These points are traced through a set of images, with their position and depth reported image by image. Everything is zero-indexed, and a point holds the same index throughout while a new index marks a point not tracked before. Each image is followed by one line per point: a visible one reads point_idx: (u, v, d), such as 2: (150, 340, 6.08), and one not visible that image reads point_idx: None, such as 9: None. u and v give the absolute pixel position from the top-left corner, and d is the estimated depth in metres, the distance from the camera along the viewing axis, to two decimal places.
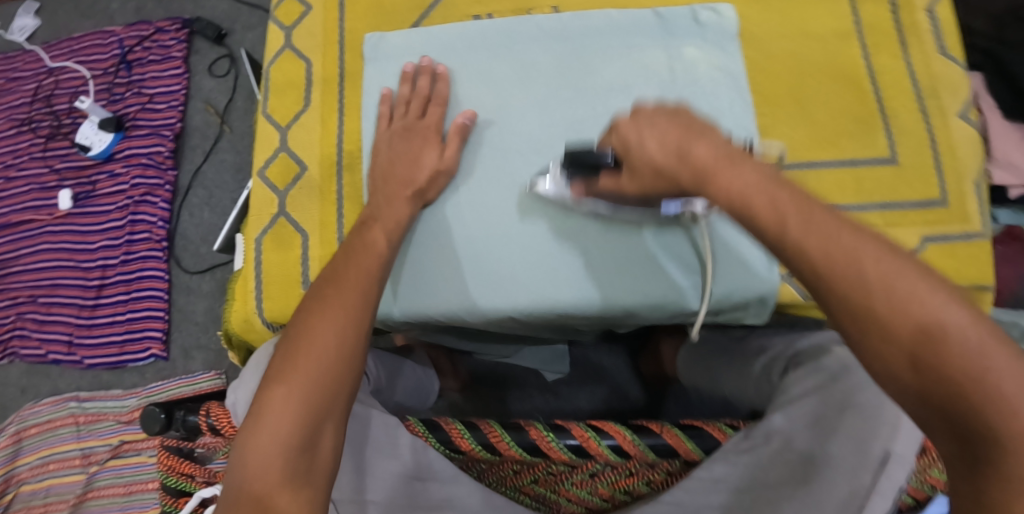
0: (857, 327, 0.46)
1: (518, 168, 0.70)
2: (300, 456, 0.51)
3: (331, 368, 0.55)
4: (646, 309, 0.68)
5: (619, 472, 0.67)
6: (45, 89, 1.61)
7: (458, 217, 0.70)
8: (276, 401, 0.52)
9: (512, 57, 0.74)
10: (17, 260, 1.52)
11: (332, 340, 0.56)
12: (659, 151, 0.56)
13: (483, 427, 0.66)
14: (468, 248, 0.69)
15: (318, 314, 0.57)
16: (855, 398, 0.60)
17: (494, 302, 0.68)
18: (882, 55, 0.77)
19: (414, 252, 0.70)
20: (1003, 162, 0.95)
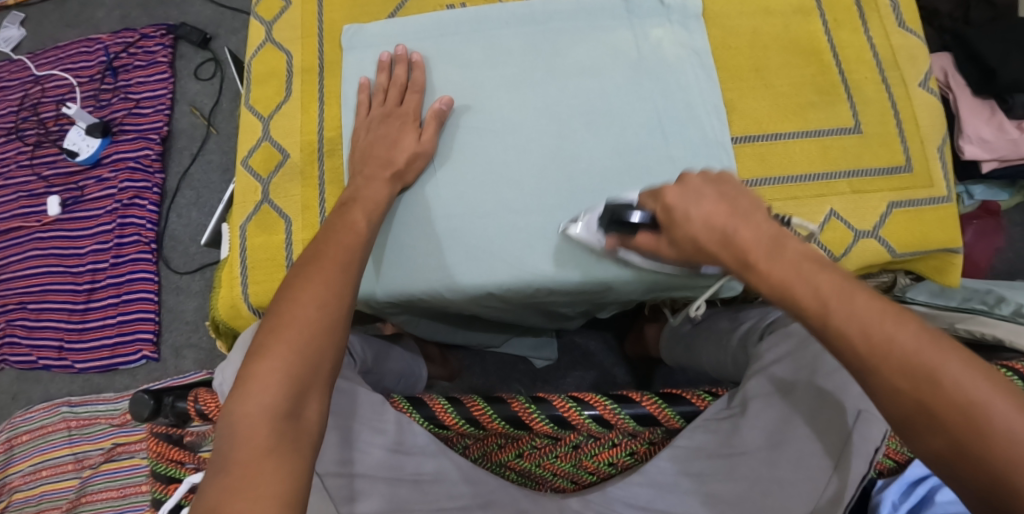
0: (889, 395, 0.46)
1: (494, 149, 0.72)
2: (285, 425, 0.51)
3: (314, 340, 0.56)
4: (623, 282, 0.69)
5: (602, 443, 0.67)
6: (32, 98, 1.62)
7: (437, 196, 0.71)
8: (260, 373, 0.53)
9: (486, 42, 0.76)
10: (6, 268, 1.52)
11: (312, 313, 0.57)
12: (702, 229, 0.56)
13: (466, 401, 0.68)
14: (447, 226, 0.70)
15: (301, 289, 0.58)
16: (824, 360, 0.62)
17: (472, 278, 0.69)
18: (844, 30, 0.79)
19: (393, 232, 0.71)
20: (974, 138, 0.97)
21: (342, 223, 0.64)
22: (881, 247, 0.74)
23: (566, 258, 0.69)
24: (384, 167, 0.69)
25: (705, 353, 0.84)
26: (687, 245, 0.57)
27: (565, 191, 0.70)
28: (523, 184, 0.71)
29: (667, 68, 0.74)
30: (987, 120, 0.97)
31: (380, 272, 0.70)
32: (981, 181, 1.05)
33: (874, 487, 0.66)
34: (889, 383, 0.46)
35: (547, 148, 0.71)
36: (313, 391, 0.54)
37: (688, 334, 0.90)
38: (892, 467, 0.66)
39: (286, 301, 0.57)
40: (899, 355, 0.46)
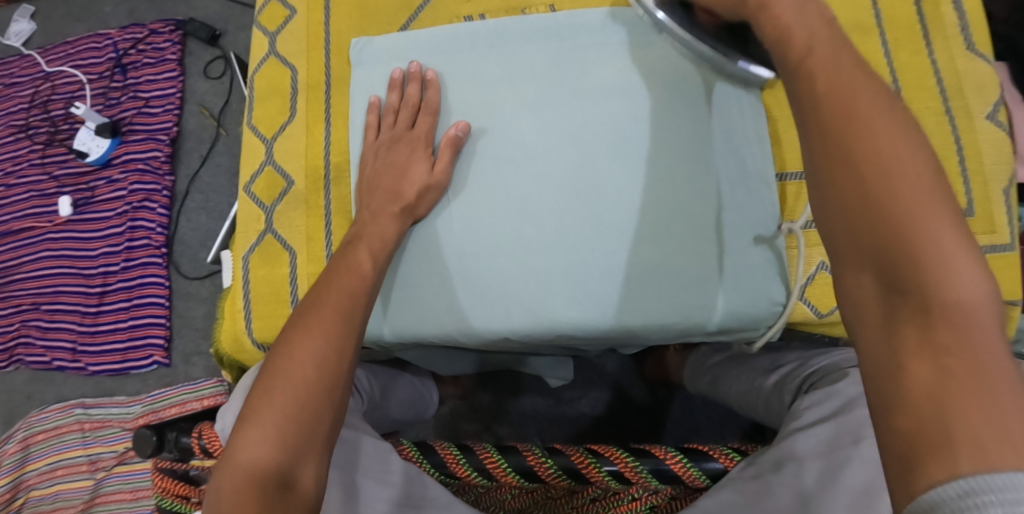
0: (831, 137, 0.49)
1: (511, 180, 0.67)
2: (275, 493, 0.49)
3: (309, 402, 0.54)
4: (648, 329, 0.63)
5: (622, 497, 0.63)
6: (42, 95, 1.60)
7: (450, 232, 0.67)
8: (251, 438, 0.52)
9: (502, 57, 0.71)
10: (19, 267, 1.52)
11: (310, 373, 0.55)
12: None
13: (478, 451, 0.65)
14: (462, 265, 0.67)
15: (296, 347, 0.56)
16: (868, 431, 0.56)
17: (487, 322, 0.65)
18: (904, 51, 0.76)
19: (407, 269, 0.68)
20: None
21: (345, 273, 0.62)
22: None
23: (588, 303, 0.63)
24: (393, 201, 0.66)
25: (733, 394, 0.79)
26: None
27: (587, 226, 0.65)
28: (542, 216, 0.66)
29: (700, 90, 0.68)
30: None
31: (392, 312, 0.68)
32: None
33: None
34: (828, 128, 0.49)
35: (568, 179, 0.66)
36: (305, 458, 0.51)
37: (718, 369, 0.85)
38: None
39: (278, 359, 0.56)
40: (862, 120, 0.48)
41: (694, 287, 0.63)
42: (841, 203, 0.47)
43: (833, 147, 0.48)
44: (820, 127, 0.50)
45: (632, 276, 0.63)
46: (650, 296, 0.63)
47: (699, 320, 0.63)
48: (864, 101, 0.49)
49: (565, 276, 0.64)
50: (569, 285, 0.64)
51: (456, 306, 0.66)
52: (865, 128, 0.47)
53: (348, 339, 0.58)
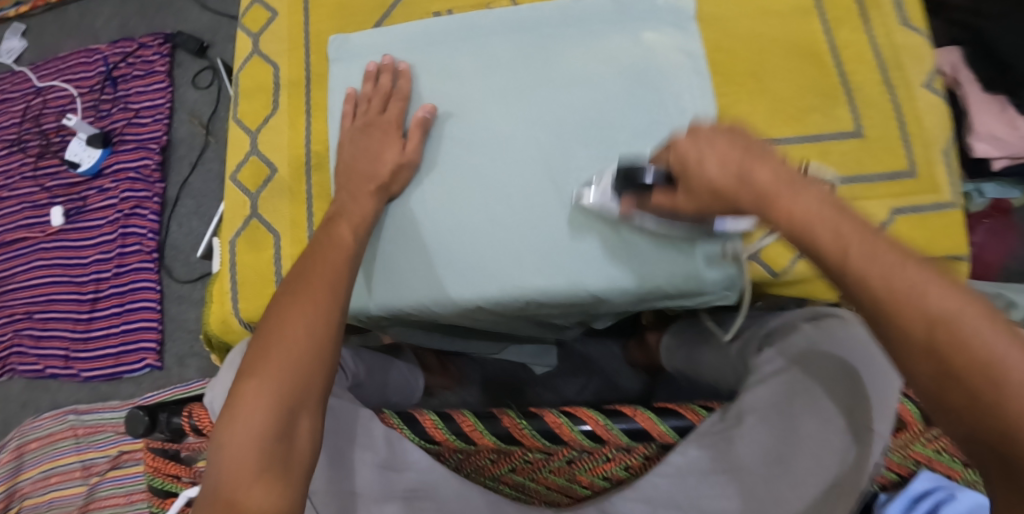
0: (900, 349, 0.48)
1: (484, 161, 0.72)
2: (274, 447, 0.53)
3: (303, 360, 0.57)
4: (611, 293, 0.67)
5: (597, 458, 0.68)
6: (34, 110, 1.64)
7: (425, 210, 0.71)
8: (249, 394, 0.55)
9: (474, 51, 0.75)
10: (12, 278, 1.54)
11: (301, 334, 0.58)
12: (719, 173, 0.56)
13: (457, 417, 0.68)
14: (435, 238, 0.71)
15: (287, 312, 0.60)
16: (829, 376, 0.60)
17: (461, 292, 0.69)
18: (844, 29, 0.78)
19: (384, 246, 0.72)
20: (986, 136, 0.96)
21: (331, 243, 0.66)
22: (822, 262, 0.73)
23: (555, 271, 0.68)
24: (368, 183, 0.70)
25: (706, 368, 0.83)
26: (705, 188, 0.58)
27: (552, 200, 0.69)
28: (511, 193, 0.70)
29: (661, 72, 0.71)
30: (998, 115, 0.95)
31: (373, 289, 0.72)
32: (993, 179, 1.03)
33: (876, 501, 0.69)
34: (907, 344, 0.48)
35: (535, 158, 0.71)
36: (303, 410, 0.55)
37: (690, 343, 0.88)
38: (896, 480, 0.69)
39: (269, 325, 0.59)
40: (948, 331, 0.46)
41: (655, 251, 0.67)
42: (959, 420, 0.46)
43: (916, 373, 0.48)
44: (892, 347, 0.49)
45: (593, 246, 0.68)
46: (617, 260, 0.67)
47: (657, 283, 0.67)
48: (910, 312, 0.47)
49: (537, 246, 0.68)
50: (536, 255, 0.68)
51: (429, 279, 0.70)
52: (943, 346, 0.46)
53: (337, 304, 0.61)
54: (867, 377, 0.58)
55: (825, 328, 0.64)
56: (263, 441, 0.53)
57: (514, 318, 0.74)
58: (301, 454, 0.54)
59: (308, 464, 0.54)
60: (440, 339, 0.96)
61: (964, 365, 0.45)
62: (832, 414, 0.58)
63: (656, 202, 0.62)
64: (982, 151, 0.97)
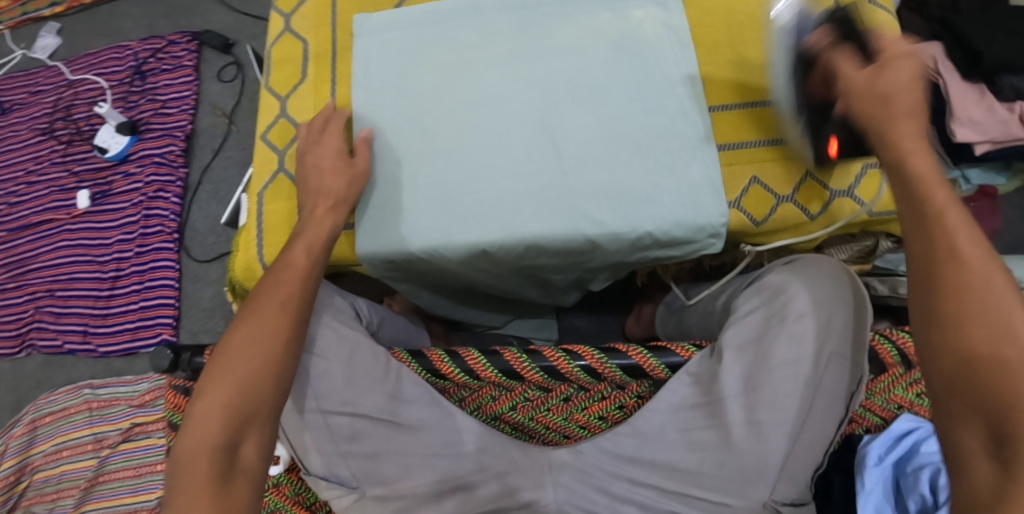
0: (946, 306, 0.56)
1: (487, 121, 0.79)
2: (222, 457, 0.59)
3: (251, 378, 0.63)
4: (607, 239, 0.75)
5: (592, 396, 0.74)
6: (65, 101, 1.73)
7: (431, 164, 0.78)
8: (200, 409, 0.61)
9: (475, 26, 0.83)
10: (37, 257, 1.61)
11: (247, 355, 0.64)
12: (904, 83, 0.65)
13: (463, 354, 0.74)
14: (438, 190, 0.77)
15: (246, 328, 0.66)
16: (792, 306, 0.69)
17: (464, 236, 0.75)
18: (816, 9, 0.86)
19: (386, 198, 0.78)
20: (966, 120, 1.03)
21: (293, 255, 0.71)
22: (798, 210, 0.80)
23: (555, 218, 0.75)
24: (356, 159, 0.78)
25: (694, 326, 0.88)
26: (880, 86, 0.65)
27: (551, 156, 0.77)
28: (511, 148, 0.78)
29: (646, 46, 0.80)
30: (977, 102, 1.04)
31: (376, 236, 0.78)
32: (977, 164, 1.12)
33: (860, 442, 0.75)
34: (946, 300, 0.56)
35: (533, 121, 0.78)
36: (247, 427, 0.61)
37: (682, 306, 0.94)
38: (879, 423, 0.75)
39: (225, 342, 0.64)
40: (988, 306, 0.55)
41: (645, 203, 0.75)
42: (953, 371, 0.55)
43: (942, 318, 0.56)
44: (933, 293, 0.57)
45: (584, 204, 0.75)
46: (617, 210, 0.75)
47: (649, 229, 0.74)
48: (968, 271, 0.56)
49: (531, 206, 0.75)
50: (534, 206, 0.75)
51: (429, 227, 0.76)
52: (978, 301, 0.55)
53: (289, 324, 0.66)
54: (824, 309, 0.68)
55: (795, 271, 0.71)
56: (211, 451, 0.59)
57: (507, 268, 0.81)
58: (245, 466, 0.60)
59: (252, 476, 0.60)
60: (442, 302, 1.02)
61: (990, 330, 0.54)
62: (800, 345, 0.66)
63: (836, 59, 0.70)
64: (964, 135, 1.03)
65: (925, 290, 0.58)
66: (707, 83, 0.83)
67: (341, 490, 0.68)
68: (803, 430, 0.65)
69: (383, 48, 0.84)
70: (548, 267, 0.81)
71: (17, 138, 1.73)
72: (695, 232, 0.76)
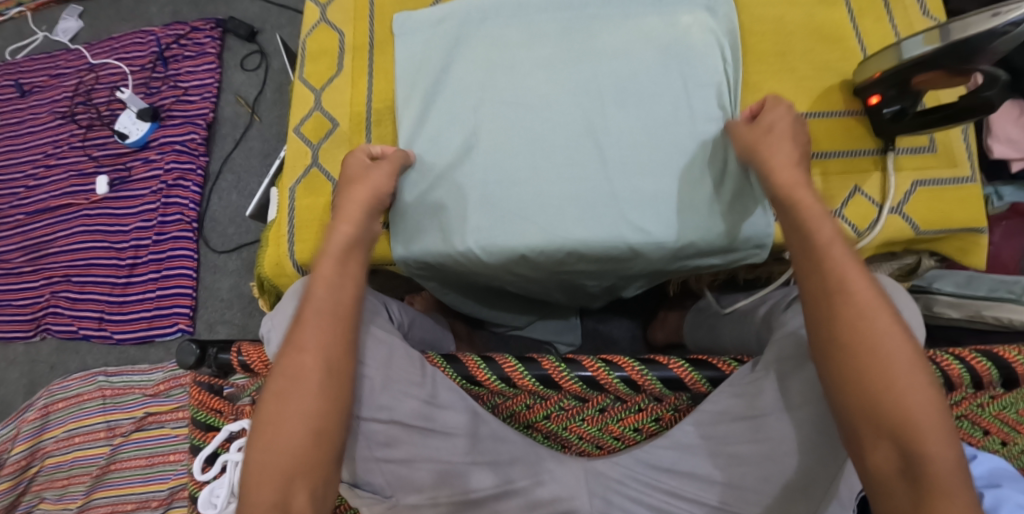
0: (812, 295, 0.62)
1: (530, 123, 0.77)
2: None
3: (297, 432, 0.60)
4: (650, 248, 0.73)
5: (629, 408, 0.71)
6: (86, 85, 1.71)
7: (471, 166, 0.76)
8: (253, 465, 0.60)
9: (520, 23, 0.81)
10: (54, 241, 1.60)
11: (291, 407, 0.61)
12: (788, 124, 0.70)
13: (499, 360, 0.72)
14: (479, 188, 0.76)
15: (284, 378, 0.62)
16: None
17: (502, 242, 0.74)
18: (868, 18, 0.83)
19: (423, 195, 0.78)
20: (1003, 138, 1.04)
21: (325, 292, 0.66)
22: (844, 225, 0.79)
23: (603, 223, 0.73)
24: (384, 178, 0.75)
25: (729, 337, 0.86)
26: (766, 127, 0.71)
27: (596, 162, 0.75)
28: (555, 149, 0.76)
29: (692, 50, 0.78)
30: (1015, 120, 1.03)
31: (416, 237, 0.78)
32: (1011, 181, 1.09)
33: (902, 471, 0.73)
34: (818, 290, 0.61)
35: (577, 122, 0.76)
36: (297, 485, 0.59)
37: (716, 314, 0.92)
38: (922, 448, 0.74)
39: (265, 396, 0.62)
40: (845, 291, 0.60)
41: (685, 215, 0.73)
42: (841, 357, 0.58)
43: (837, 344, 0.58)
44: (826, 318, 0.60)
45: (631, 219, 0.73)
46: (657, 221, 0.73)
47: (692, 239, 0.73)
48: (860, 289, 0.60)
49: (573, 210, 0.73)
50: (575, 208, 0.74)
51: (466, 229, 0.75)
52: (845, 297, 0.60)
53: (336, 370, 0.63)
54: None
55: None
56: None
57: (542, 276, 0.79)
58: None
59: None
60: (465, 303, 1.00)
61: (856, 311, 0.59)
62: None
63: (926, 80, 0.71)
64: (999, 153, 1.04)
65: (825, 308, 0.60)
66: (753, 91, 0.81)
67: (374, 499, 0.68)
68: (841, 458, 0.63)
69: (422, 46, 0.82)
70: (585, 275, 0.79)
71: (37, 121, 1.72)
72: (733, 242, 0.74)
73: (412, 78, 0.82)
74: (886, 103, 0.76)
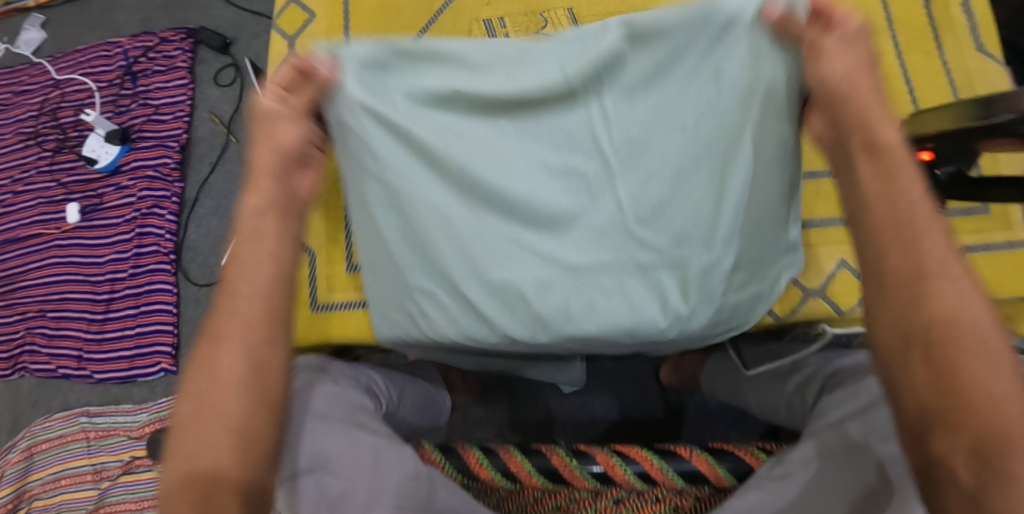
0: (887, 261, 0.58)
1: (531, 200, 0.70)
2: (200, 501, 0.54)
3: (224, 404, 0.57)
4: (657, 336, 0.72)
5: (646, 498, 0.61)
6: (51, 103, 1.60)
7: (462, 243, 0.72)
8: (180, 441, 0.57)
9: (505, 54, 0.69)
10: (26, 274, 1.51)
11: (222, 379, 0.58)
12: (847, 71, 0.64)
13: (502, 454, 0.66)
14: (523, 300, 0.71)
15: (220, 352, 0.59)
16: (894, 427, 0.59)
17: (509, 327, 0.73)
18: (916, 53, 1.02)
19: (455, 305, 0.74)
20: None
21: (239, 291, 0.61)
22: None
23: (667, 310, 0.71)
24: (291, 131, 0.70)
25: (751, 398, 0.79)
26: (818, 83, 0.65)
27: (608, 242, 0.71)
28: (602, 245, 0.71)
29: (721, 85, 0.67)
30: None
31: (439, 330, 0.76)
32: None
33: None
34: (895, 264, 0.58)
35: (613, 217, 0.70)
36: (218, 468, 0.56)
37: (739, 372, 0.81)
38: None
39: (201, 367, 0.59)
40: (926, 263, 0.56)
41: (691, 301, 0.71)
42: (909, 332, 0.55)
43: (920, 334, 0.55)
44: (912, 302, 0.56)
45: (692, 307, 0.71)
46: (663, 310, 0.71)
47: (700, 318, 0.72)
48: (938, 270, 0.56)
49: (580, 303, 0.71)
50: (633, 307, 0.71)
51: (505, 330, 0.73)
52: (937, 274, 0.56)
53: (260, 362, 0.60)
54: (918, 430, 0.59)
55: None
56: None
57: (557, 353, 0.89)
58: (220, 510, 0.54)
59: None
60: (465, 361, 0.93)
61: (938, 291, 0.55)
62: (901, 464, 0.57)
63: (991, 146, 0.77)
64: None
65: (903, 286, 0.57)
66: None
67: None
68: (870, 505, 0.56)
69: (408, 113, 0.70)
70: (627, 345, 0.77)
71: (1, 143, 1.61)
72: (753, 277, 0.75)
73: (396, 182, 0.72)
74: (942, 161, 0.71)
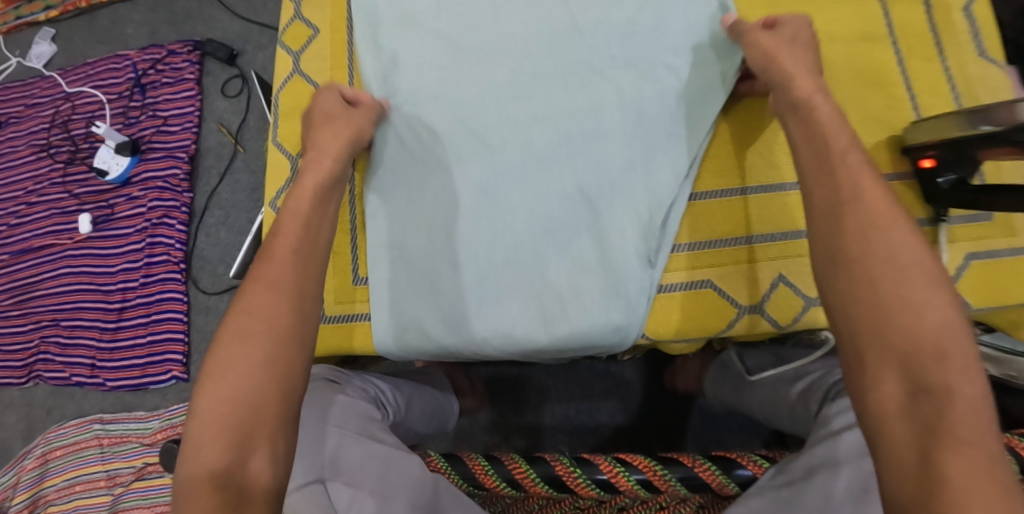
0: (832, 237, 0.54)
1: (480, 9, 0.74)
2: (227, 475, 0.51)
3: (253, 373, 0.54)
4: (640, 152, 0.67)
5: (650, 506, 0.63)
6: (62, 115, 1.55)
7: (412, 60, 0.74)
8: (208, 408, 0.53)
9: None
10: (39, 284, 1.45)
11: (262, 328, 0.56)
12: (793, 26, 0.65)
13: (506, 461, 0.66)
14: (493, 103, 0.71)
15: (258, 300, 0.58)
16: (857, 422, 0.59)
17: (486, 124, 0.70)
18: None
19: (439, 127, 0.71)
20: None
21: (271, 266, 0.60)
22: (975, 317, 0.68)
23: (636, 126, 0.68)
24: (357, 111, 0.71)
25: (758, 404, 0.77)
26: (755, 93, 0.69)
27: (555, 38, 0.72)
28: (564, 48, 0.71)
29: None
30: None
31: (416, 159, 0.71)
32: None
33: None
34: (833, 241, 0.54)
35: (565, 17, 0.72)
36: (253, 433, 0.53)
37: (743, 384, 0.80)
38: None
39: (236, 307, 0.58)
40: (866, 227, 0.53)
41: (666, 104, 0.68)
42: (858, 296, 0.51)
43: (860, 305, 0.51)
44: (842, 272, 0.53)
45: (648, 110, 0.68)
46: (634, 118, 0.68)
47: (678, 160, 0.67)
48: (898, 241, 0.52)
49: (546, 102, 0.70)
50: (595, 109, 0.69)
51: (483, 142, 0.70)
52: (882, 233, 0.52)
53: (279, 354, 0.55)
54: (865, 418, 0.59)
55: None
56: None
57: (585, 328, 0.65)
58: (256, 483, 0.51)
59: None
60: (461, 356, 0.69)
61: (868, 265, 0.52)
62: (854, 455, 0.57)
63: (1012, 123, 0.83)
64: None
65: (831, 257, 0.54)
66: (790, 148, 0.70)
67: None
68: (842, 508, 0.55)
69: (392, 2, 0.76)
70: (612, 231, 0.66)
71: (14, 155, 1.55)
72: (705, 95, 0.68)
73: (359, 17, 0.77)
74: (941, 169, 0.64)
